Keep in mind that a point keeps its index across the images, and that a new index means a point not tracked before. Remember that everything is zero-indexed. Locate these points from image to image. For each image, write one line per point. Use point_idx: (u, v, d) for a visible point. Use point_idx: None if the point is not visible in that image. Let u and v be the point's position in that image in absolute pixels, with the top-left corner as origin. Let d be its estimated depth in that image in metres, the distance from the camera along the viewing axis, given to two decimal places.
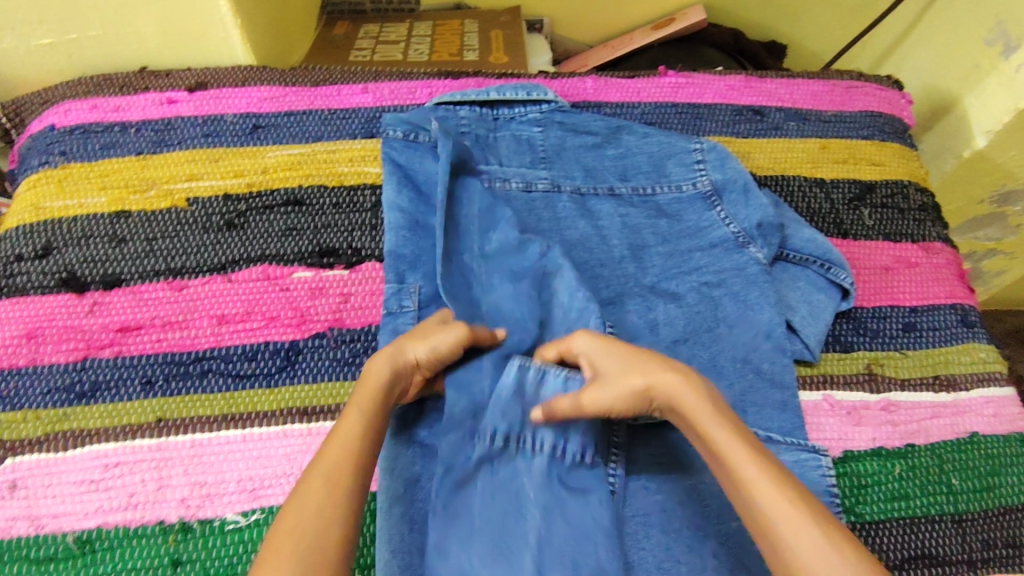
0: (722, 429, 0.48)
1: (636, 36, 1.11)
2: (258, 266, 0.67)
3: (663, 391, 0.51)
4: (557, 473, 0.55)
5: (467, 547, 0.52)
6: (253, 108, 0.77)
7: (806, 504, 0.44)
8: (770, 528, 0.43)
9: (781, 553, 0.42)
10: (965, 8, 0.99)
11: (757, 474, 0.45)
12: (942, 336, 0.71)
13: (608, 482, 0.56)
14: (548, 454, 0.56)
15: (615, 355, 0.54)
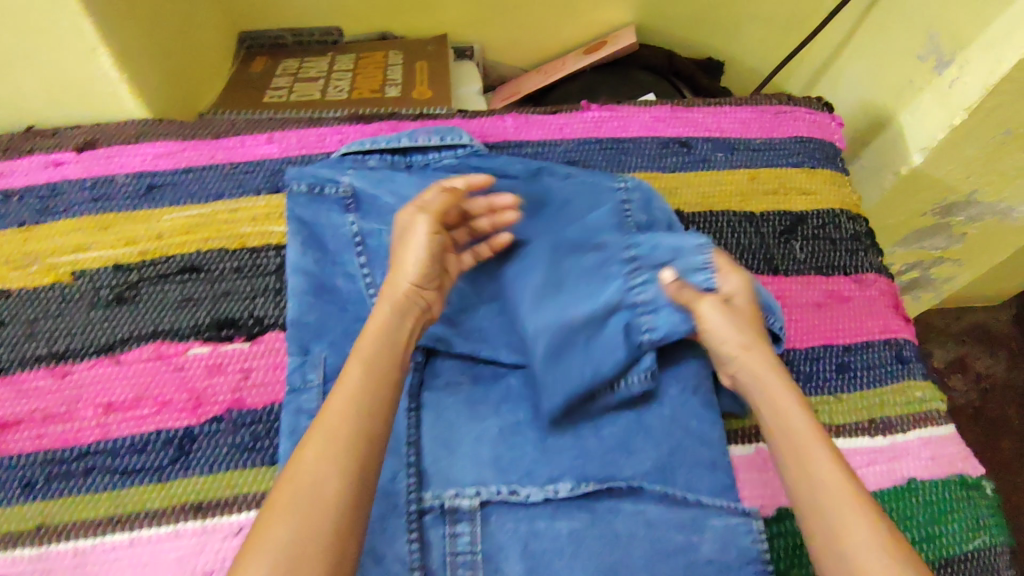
0: (802, 425, 0.54)
1: (568, 61, 1.08)
2: (150, 345, 0.63)
3: (761, 381, 0.57)
4: (631, 325, 0.62)
5: (548, 369, 0.61)
6: (148, 166, 0.72)
7: (876, 511, 0.48)
8: (834, 519, 0.48)
9: (828, 519, 0.49)
10: (896, 21, 0.97)
11: (835, 475, 0.50)
12: (878, 375, 0.68)
13: (640, 344, 0.61)
14: (625, 273, 0.64)
15: (749, 311, 0.61)
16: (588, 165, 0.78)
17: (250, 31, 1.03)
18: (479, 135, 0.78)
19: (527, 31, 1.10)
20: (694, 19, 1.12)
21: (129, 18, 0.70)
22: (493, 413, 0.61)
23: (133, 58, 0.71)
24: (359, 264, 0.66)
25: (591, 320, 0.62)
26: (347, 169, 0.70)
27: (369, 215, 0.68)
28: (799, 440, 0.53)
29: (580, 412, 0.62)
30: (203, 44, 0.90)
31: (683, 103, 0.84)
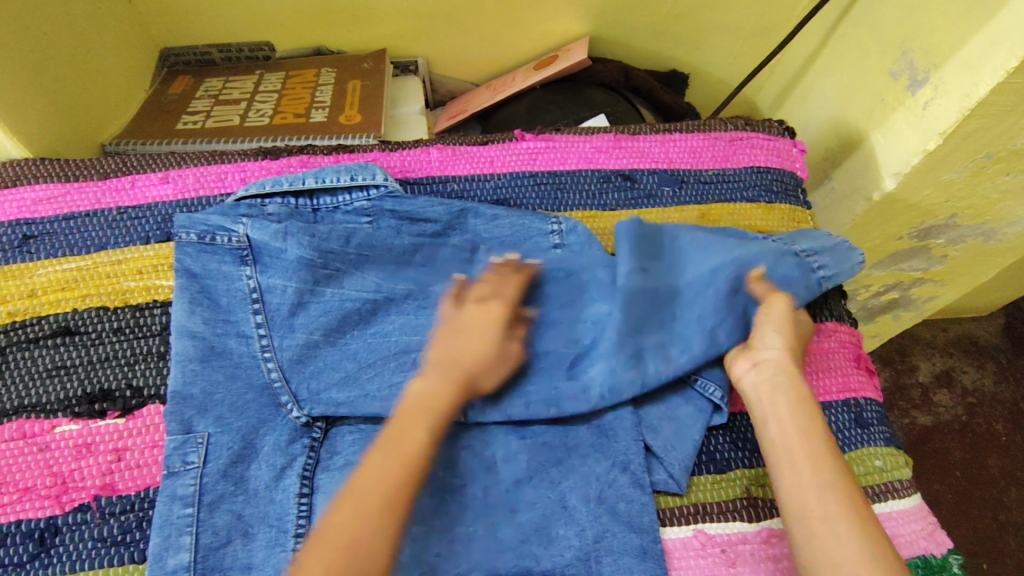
0: (791, 393, 0.54)
1: (518, 77, 1.01)
2: (14, 422, 0.56)
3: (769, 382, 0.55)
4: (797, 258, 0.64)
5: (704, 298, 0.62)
6: (26, 212, 0.64)
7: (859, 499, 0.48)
8: (812, 487, 0.48)
9: (811, 538, 0.47)
10: (870, 35, 0.89)
11: (817, 450, 0.50)
12: (834, 442, 0.62)
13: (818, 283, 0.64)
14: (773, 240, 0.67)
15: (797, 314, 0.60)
16: (520, 204, 0.71)
17: (171, 46, 0.94)
18: (400, 170, 0.71)
19: (475, 45, 1.03)
20: (654, 31, 1.04)
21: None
22: None
23: (4, 91, 0.64)
24: (255, 326, 0.59)
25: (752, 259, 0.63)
26: (244, 215, 0.62)
27: (269, 268, 0.61)
28: (788, 405, 0.53)
29: (493, 495, 0.55)
30: (112, 68, 0.82)
31: (629, 130, 0.76)
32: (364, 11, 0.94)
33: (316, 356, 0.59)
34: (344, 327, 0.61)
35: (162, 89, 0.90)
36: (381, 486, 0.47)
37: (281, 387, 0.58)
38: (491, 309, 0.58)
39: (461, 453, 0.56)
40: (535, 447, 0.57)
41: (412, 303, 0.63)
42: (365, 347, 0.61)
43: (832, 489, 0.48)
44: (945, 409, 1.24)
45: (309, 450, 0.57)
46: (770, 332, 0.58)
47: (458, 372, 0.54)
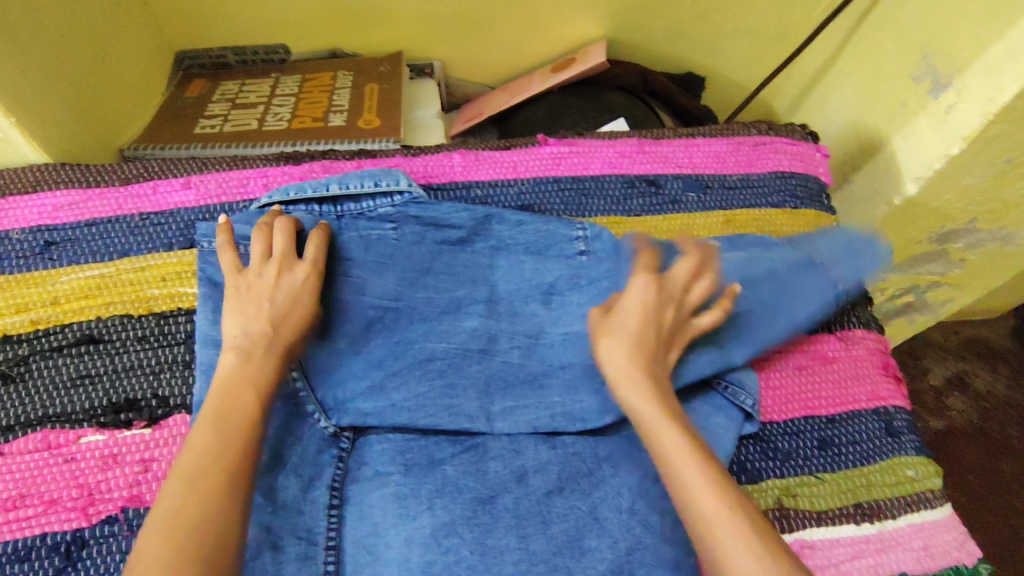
0: (647, 398, 0.48)
1: (534, 80, 1.00)
2: (37, 433, 0.55)
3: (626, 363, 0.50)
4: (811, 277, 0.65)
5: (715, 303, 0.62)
6: (46, 219, 0.64)
7: (732, 494, 0.42)
8: (689, 494, 0.42)
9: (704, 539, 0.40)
10: (890, 39, 0.89)
11: (687, 453, 0.44)
12: (865, 451, 0.62)
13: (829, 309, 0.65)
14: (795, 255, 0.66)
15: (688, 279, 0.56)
16: (544, 209, 0.70)
17: (187, 49, 0.93)
18: (423, 176, 0.70)
19: (491, 48, 1.02)
20: (672, 34, 1.04)
21: (20, 53, 0.62)
22: (425, 509, 0.53)
23: (27, 97, 0.63)
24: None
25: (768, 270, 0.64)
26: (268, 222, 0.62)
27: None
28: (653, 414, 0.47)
29: (524, 506, 0.54)
30: (129, 72, 0.81)
31: (652, 134, 0.75)
32: (381, 13, 0.94)
33: (341, 364, 0.59)
34: (368, 334, 0.60)
35: (179, 92, 0.90)
36: (210, 456, 0.42)
37: (308, 396, 0.57)
38: (298, 272, 0.55)
39: (491, 464, 0.56)
40: (564, 459, 0.57)
41: (436, 312, 0.63)
42: (391, 355, 0.60)
43: (706, 492, 0.41)
44: (958, 413, 1.23)
45: (337, 461, 0.56)
46: (624, 325, 0.52)
47: (275, 343, 0.51)
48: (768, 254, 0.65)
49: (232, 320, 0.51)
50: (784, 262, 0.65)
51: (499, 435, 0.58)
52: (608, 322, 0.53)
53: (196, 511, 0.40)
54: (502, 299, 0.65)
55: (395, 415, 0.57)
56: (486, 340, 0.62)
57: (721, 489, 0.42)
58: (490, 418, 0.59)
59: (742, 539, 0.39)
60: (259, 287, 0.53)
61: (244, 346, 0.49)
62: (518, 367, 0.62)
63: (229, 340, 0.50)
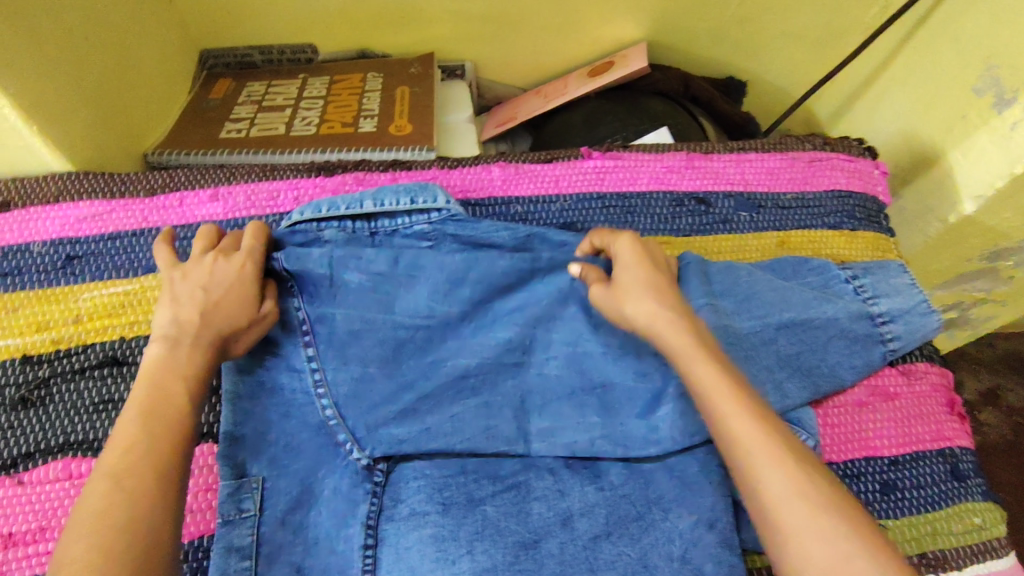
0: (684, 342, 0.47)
1: (570, 83, 0.96)
2: (59, 461, 0.53)
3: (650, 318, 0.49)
4: (869, 315, 0.61)
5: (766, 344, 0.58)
6: (69, 231, 0.61)
7: (772, 427, 0.43)
8: (732, 432, 0.43)
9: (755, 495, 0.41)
10: (948, 48, 0.83)
11: (729, 394, 0.44)
12: (931, 497, 0.58)
13: (886, 353, 0.61)
14: (853, 289, 0.63)
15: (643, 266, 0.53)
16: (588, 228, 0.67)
17: (211, 48, 0.90)
18: (460, 190, 0.67)
19: (526, 49, 0.98)
20: (714, 37, 0.99)
21: (41, 58, 0.58)
22: (465, 553, 0.49)
23: (50, 103, 0.60)
24: (306, 359, 0.56)
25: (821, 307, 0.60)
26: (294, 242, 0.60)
27: (318, 297, 0.57)
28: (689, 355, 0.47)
29: (569, 552, 0.51)
30: (154, 73, 0.78)
31: (702, 148, 0.71)
32: (414, 12, 0.90)
33: (372, 387, 0.57)
34: (399, 355, 0.58)
35: (203, 93, 0.86)
36: (137, 457, 0.41)
37: (338, 424, 0.55)
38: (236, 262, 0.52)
39: (534, 506, 0.53)
40: (613, 501, 0.53)
41: (470, 326, 0.60)
42: (421, 375, 0.58)
43: (747, 428, 0.43)
44: (991, 429, 1.14)
45: (371, 496, 0.53)
46: (632, 275, 0.52)
47: (206, 332, 0.48)
48: (832, 303, 0.61)
49: (163, 312, 0.49)
50: (847, 311, 0.61)
51: (542, 475, 0.55)
52: (619, 273, 0.52)
53: (124, 513, 0.39)
54: (538, 303, 0.60)
55: (428, 442, 0.56)
56: (521, 351, 0.59)
57: (763, 424, 0.43)
58: (528, 439, 0.58)
59: (782, 469, 0.41)
60: (191, 275, 0.51)
61: (172, 336, 0.47)
62: (555, 380, 0.59)
63: (159, 329, 0.48)
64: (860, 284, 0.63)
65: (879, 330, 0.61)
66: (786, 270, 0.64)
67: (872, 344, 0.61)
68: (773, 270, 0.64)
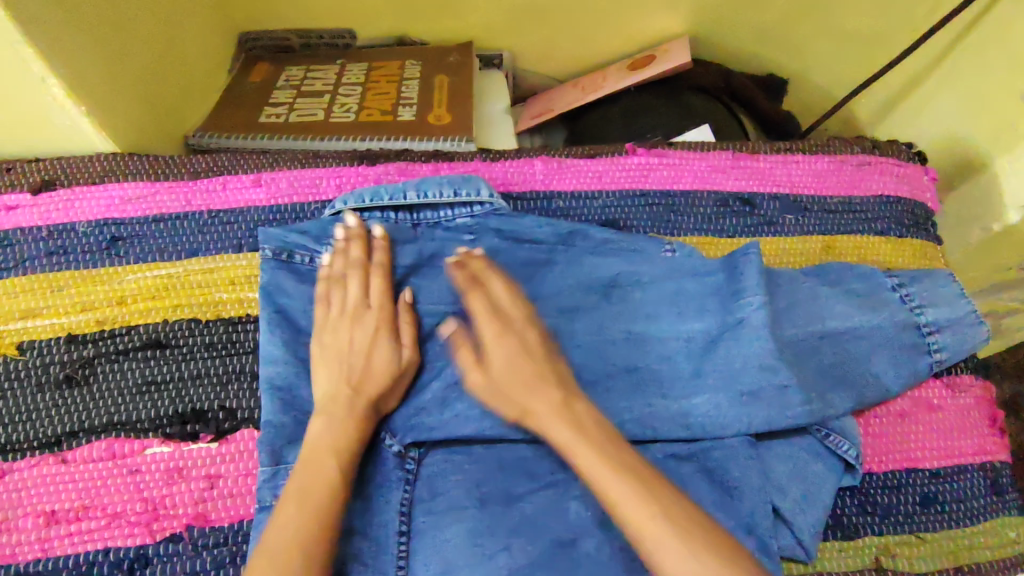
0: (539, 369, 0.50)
1: (609, 76, 0.95)
2: (103, 442, 0.53)
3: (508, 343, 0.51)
4: (915, 324, 0.60)
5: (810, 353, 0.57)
6: (113, 212, 0.61)
7: (653, 481, 0.43)
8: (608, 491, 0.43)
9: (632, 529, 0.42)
10: (1000, 52, 0.80)
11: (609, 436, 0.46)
12: (968, 511, 0.58)
13: (932, 365, 0.60)
14: (899, 298, 0.62)
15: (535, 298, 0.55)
16: (629, 225, 0.66)
17: (251, 30, 0.90)
18: (503, 183, 0.67)
19: (566, 39, 0.96)
20: (758, 32, 0.97)
21: (90, 38, 0.58)
22: (502, 549, 0.49)
23: (98, 84, 0.60)
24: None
25: (866, 315, 0.59)
26: (331, 237, 0.59)
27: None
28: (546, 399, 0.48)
29: (605, 553, 0.50)
30: (195, 55, 0.78)
31: (748, 147, 0.70)
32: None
33: (401, 374, 0.56)
34: (423, 340, 0.57)
35: (242, 76, 0.86)
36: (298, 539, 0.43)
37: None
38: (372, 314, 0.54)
39: (571, 505, 0.53)
40: None
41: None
42: (449, 363, 0.57)
43: (625, 489, 0.43)
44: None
45: (405, 483, 0.53)
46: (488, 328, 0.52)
47: (360, 398, 0.51)
48: (877, 311, 0.60)
49: (319, 385, 0.51)
50: (893, 320, 0.60)
51: (581, 473, 0.54)
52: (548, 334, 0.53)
53: None
54: (562, 294, 0.60)
55: (459, 432, 0.54)
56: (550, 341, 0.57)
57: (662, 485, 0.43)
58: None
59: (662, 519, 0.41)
60: (369, 349, 0.52)
61: (330, 410, 0.50)
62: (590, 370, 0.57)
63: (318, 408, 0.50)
64: (906, 292, 0.62)
65: (925, 340, 0.60)
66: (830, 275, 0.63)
67: (918, 354, 0.60)
68: (818, 277, 0.62)
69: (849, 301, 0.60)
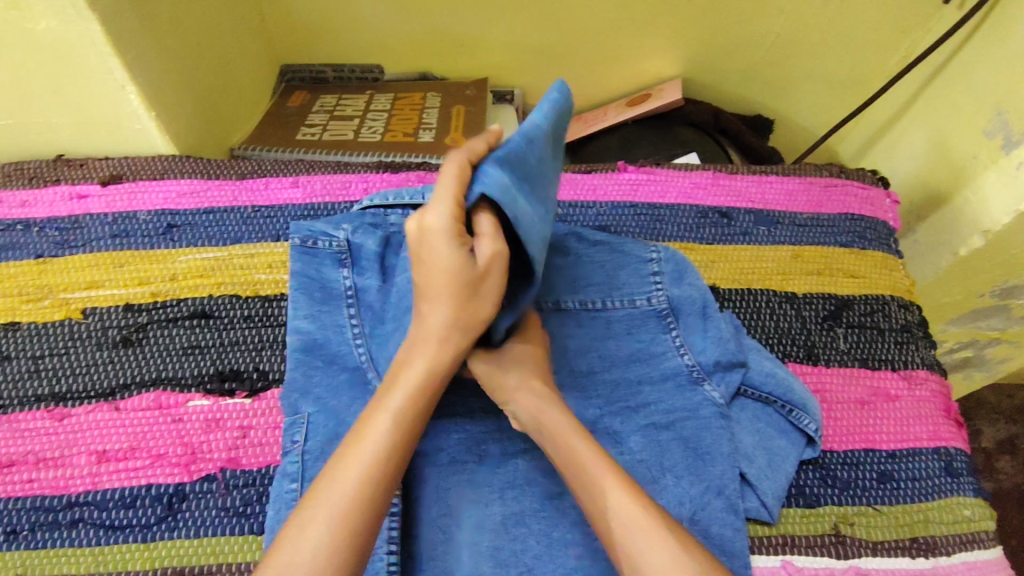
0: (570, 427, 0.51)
1: (609, 111, 1.05)
2: (150, 393, 0.61)
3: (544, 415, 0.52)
4: (858, 328, 0.71)
5: (761, 352, 0.65)
6: (170, 203, 0.70)
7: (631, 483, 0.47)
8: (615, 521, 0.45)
9: None
10: (962, 91, 0.86)
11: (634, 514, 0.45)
12: (923, 488, 0.63)
13: (873, 362, 0.69)
14: (849, 308, 0.72)
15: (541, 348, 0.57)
16: (620, 230, 0.75)
17: (291, 63, 1.01)
18: None
19: (570, 79, 1.08)
20: (745, 77, 1.07)
21: (162, 56, 0.69)
22: (497, 498, 0.56)
23: (165, 95, 0.70)
24: (348, 318, 0.62)
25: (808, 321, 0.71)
26: (347, 226, 0.66)
27: (367, 271, 0.64)
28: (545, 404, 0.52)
29: None
30: (245, 80, 0.89)
31: (727, 168, 0.80)
32: (471, 42, 1.00)
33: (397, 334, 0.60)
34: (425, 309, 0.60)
35: (282, 101, 0.98)
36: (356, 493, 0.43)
37: (369, 365, 0.59)
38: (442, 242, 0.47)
39: None
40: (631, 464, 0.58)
41: None
42: None
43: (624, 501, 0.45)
44: (1007, 477, 1.12)
45: None
46: (513, 379, 0.53)
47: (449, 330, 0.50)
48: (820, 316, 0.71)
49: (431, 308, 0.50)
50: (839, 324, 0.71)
51: None
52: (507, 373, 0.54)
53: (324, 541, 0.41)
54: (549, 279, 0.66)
55: None
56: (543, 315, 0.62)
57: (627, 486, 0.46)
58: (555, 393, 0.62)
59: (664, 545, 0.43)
60: (446, 265, 0.48)
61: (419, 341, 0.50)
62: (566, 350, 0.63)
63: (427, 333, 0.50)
64: (855, 304, 0.72)
65: (868, 341, 0.70)
66: (795, 292, 0.72)
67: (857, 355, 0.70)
68: (780, 287, 0.73)
69: (800, 312, 0.71)
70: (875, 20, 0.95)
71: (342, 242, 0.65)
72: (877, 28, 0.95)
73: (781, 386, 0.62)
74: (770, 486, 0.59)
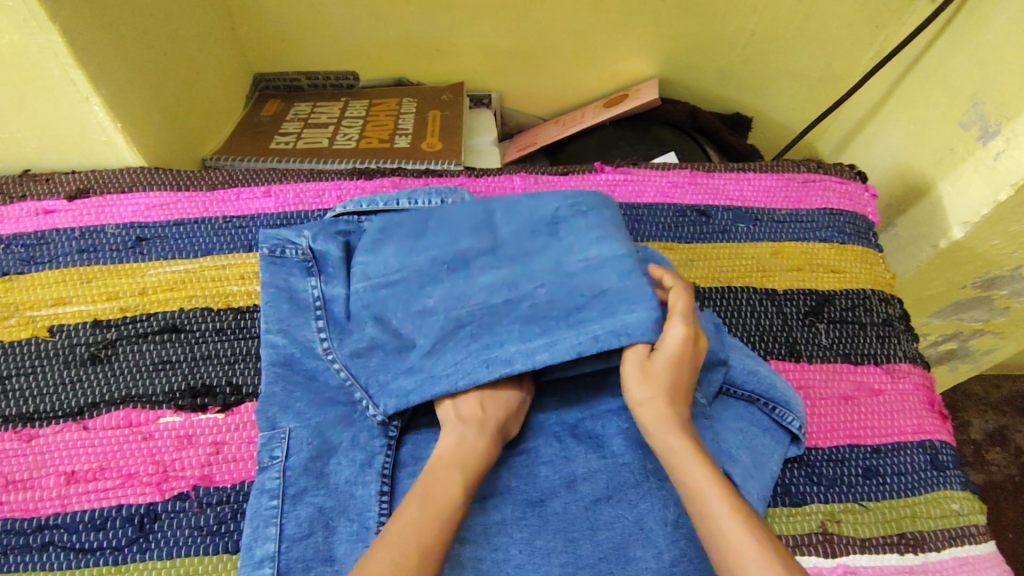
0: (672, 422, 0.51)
1: (587, 113, 1.05)
2: (119, 411, 0.59)
3: (650, 410, 0.51)
4: (838, 322, 0.71)
5: (741, 350, 0.64)
6: (139, 216, 0.69)
7: (742, 507, 0.45)
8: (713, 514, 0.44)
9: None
10: (938, 84, 0.86)
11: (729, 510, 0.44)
12: (909, 482, 0.62)
13: (855, 357, 0.69)
14: (829, 302, 0.72)
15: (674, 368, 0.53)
16: None
17: (265, 72, 1.00)
18: (486, 196, 0.75)
19: (546, 81, 1.07)
20: (722, 75, 1.07)
21: (127, 67, 0.68)
22: (478, 508, 0.55)
23: (131, 106, 0.69)
24: (325, 329, 0.60)
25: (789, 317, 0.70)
26: (321, 233, 0.65)
27: (340, 279, 0.63)
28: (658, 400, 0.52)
29: (572, 512, 0.55)
30: (216, 89, 0.88)
31: (704, 167, 0.79)
32: (446, 46, 1.00)
33: (380, 351, 0.58)
34: (399, 314, 0.60)
35: (255, 111, 0.96)
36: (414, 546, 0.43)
37: (353, 384, 0.57)
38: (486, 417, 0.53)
39: (542, 469, 0.58)
40: (613, 469, 0.57)
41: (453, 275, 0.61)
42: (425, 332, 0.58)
43: (735, 526, 0.43)
44: (998, 469, 1.11)
45: (388, 448, 0.56)
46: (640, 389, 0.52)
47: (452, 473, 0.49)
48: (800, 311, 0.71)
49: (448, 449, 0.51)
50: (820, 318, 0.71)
51: (550, 441, 0.59)
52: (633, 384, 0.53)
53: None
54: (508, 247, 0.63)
55: (432, 385, 0.55)
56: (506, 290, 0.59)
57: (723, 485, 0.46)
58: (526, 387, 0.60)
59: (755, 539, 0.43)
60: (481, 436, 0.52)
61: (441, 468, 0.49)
62: None
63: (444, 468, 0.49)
64: (836, 299, 0.72)
65: (850, 335, 0.70)
66: (775, 289, 0.72)
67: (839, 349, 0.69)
68: (760, 284, 0.72)
69: (779, 308, 0.71)
70: (848, 15, 0.95)
71: (317, 250, 0.64)
72: (851, 22, 0.95)
73: (765, 382, 0.61)
74: (754, 486, 0.57)
